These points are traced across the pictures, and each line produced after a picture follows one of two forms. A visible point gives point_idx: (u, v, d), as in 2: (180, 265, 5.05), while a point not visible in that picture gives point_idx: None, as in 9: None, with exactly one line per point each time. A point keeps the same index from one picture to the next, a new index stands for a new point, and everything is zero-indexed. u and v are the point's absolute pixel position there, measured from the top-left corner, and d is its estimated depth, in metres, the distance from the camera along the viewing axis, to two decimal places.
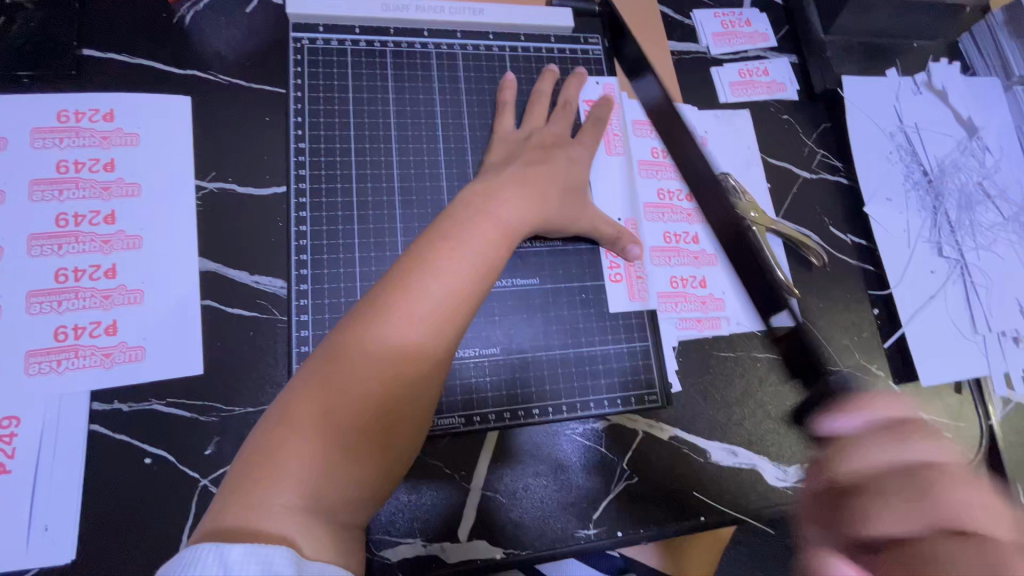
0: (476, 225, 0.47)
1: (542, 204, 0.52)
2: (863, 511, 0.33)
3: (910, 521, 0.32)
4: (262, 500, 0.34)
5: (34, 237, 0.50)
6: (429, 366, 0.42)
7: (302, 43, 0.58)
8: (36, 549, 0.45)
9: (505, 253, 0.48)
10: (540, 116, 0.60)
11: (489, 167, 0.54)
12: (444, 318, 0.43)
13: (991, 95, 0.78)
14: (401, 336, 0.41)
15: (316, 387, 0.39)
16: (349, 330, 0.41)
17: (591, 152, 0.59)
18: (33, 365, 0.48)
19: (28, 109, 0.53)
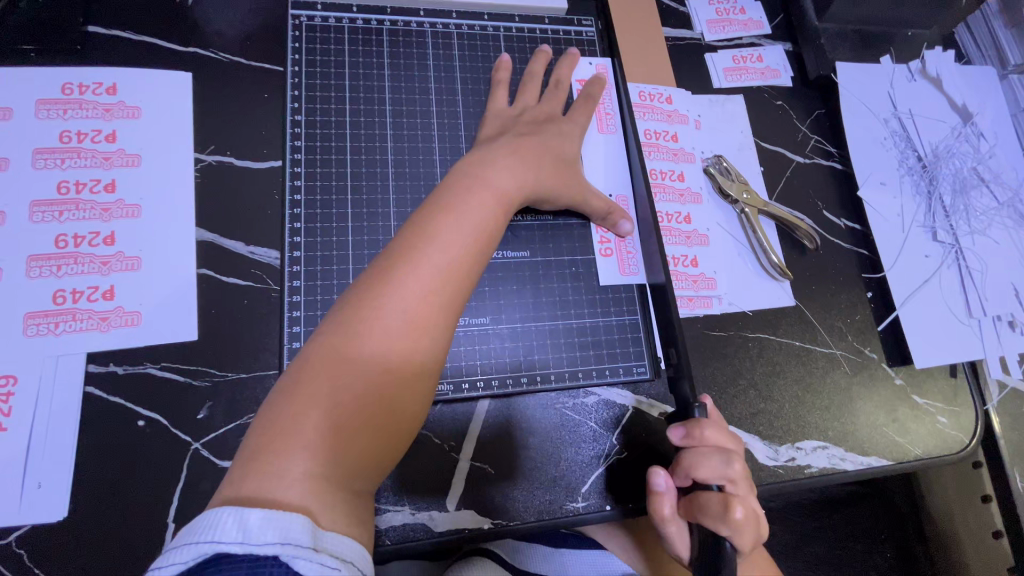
0: (473, 196, 0.48)
1: (536, 176, 0.53)
2: (689, 467, 0.49)
3: (713, 472, 0.48)
4: (274, 470, 0.35)
5: (36, 204, 0.52)
6: (432, 332, 0.42)
7: (300, 20, 0.60)
8: (29, 505, 0.46)
9: (502, 222, 0.49)
10: (534, 92, 0.61)
11: (481, 142, 0.55)
12: (445, 285, 0.43)
13: (986, 83, 0.79)
14: (401, 305, 0.41)
15: (321, 360, 0.39)
16: (350, 303, 0.41)
17: (582, 129, 0.60)
18: (31, 327, 0.49)
19: (34, 81, 0.55)
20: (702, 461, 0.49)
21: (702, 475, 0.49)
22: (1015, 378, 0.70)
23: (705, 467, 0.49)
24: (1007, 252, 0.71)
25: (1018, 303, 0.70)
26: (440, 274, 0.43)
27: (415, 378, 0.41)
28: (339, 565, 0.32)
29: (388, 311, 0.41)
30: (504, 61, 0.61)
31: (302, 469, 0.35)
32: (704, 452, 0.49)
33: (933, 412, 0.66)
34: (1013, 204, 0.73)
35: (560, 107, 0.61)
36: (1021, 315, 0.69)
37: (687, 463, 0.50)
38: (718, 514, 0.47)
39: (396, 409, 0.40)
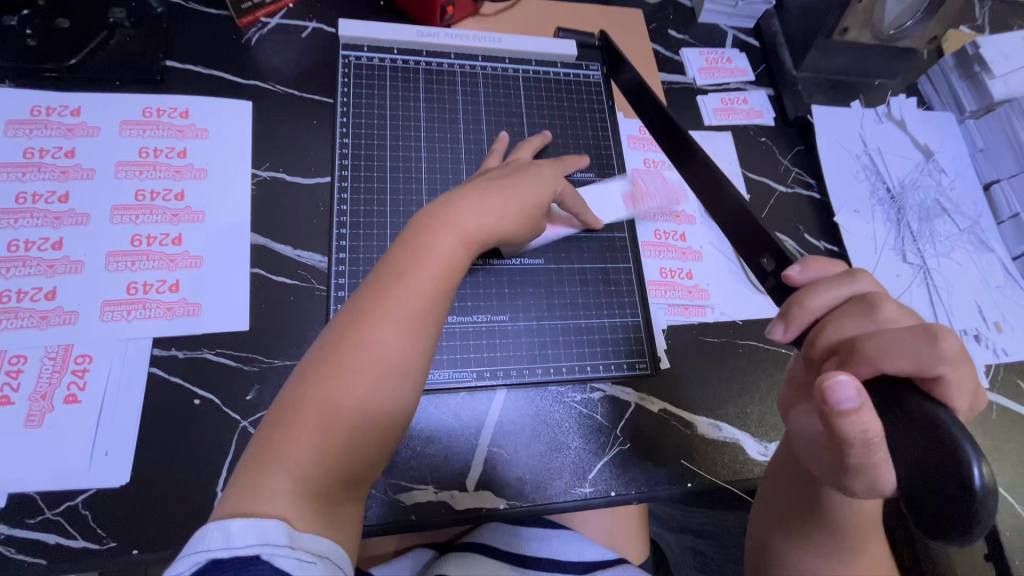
0: (442, 233, 0.50)
1: (506, 203, 0.56)
2: (835, 331, 0.43)
3: (858, 325, 0.41)
4: (264, 487, 0.38)
5: (117, 208, 0.59)
6: (404, 367, 0.45)
7: (349, 60, 0.69)
8: (96, 470, 0.51)
9: (467, 257, 0.52)
10: (529, 149, 0.67)
11: (456, 181, 0.59)
12: (416, 323, 0.46)
13: (946, 126, 0.89)
14: (374, 347, 0.44)
15: (304, 395, 0.42)
16: (330, 342, 0.44)
17: (559, 171, 0.63)
18: (107, 313, 0.55)
19: (120, 106, 0.64)
20: (842, 322, 0.42)
21: (853, 330, 0.42)
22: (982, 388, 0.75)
23: (855, 323, 0.42)
24: (969, 274, 0.79)
25: (982, 320, 0.77)
26: (412, 314, 0.46)
27: (391, 411, 0.44)
28: (314, 559, 0.36)
29: (365, 349, 0.44)
30: (500, 137, 0.68)
31: (285, 490, 0.38)
32: (839, 314, 0.43)
33: None
34: (973, 231, 0.82)
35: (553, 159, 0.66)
36: (985, 330, 0.76)
37: (829, 332, 0.43)
38: (923, 352, 0.37)
39: (377, 438, 0.43)
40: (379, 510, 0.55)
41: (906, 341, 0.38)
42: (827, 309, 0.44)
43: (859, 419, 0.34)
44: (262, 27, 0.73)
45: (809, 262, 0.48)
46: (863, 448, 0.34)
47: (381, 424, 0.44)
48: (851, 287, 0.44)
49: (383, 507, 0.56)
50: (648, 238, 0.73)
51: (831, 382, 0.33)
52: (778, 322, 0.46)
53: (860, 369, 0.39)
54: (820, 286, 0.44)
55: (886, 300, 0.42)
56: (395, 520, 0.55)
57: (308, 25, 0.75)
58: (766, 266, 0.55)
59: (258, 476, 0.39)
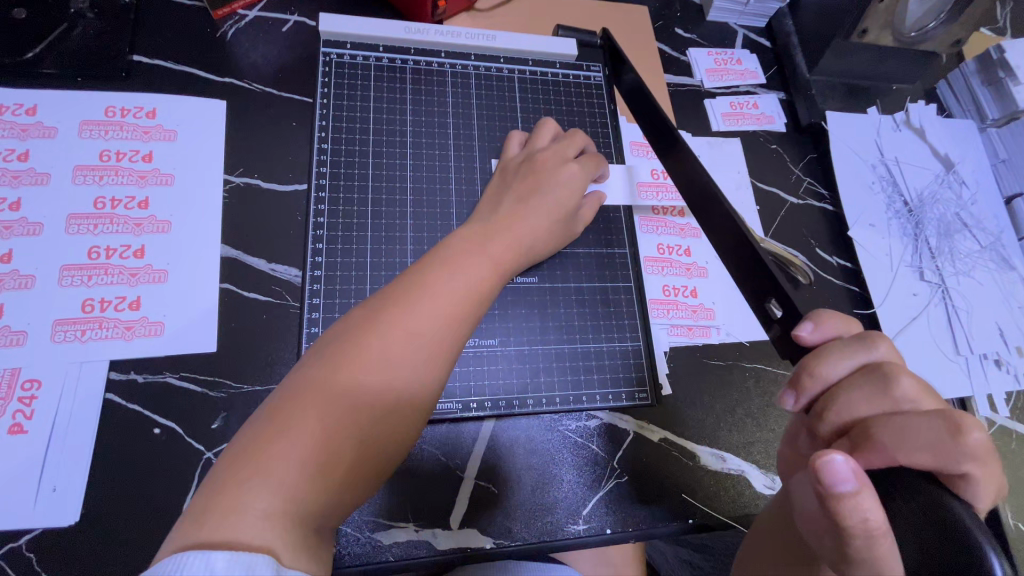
0: (470, 258, 0.47)
1: (533, 234, 0.53)
2: (845, 406, 0.40)
3: (872, 404, 0.39)
4: (238, 508, 0.32)
5: (73, 217, 0.54)
6: (412, 395, 0.40)
7: (330, 57, 0.64)
8: (42, 508, 0.46)
9: (496, 287, 0.48)
10: (548, 135, 0.62)
11: (482, 206, 0.55)
12: (434, 346, 0.41)
13: (966, 135, 0.84)
14: (404, 343, 0.40)
15: (299, 400, 0.36)
16: (336, 344, 0.39)
17: (587, 172, 0.59)
18: (59, 333, 0.51)
19: (81, 105, 0.59)
20: (853, 397, 0.40)
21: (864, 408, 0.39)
22: (1002, 416, 0.71)
23: (867, 400, 0.39)
24: (990, 294, 0.75)
25: (1004, 343, 0.72)
26: (431, 334, 0.41)
27: (388, 438, 0.38)
28: None
29: (374, 362, 0.39)
30: (512, 134, 0.63)
31: (262, 509, 0.32)
32: (851, 385, 0.40)
33: None
34: (995, 248, 0.77)
35: (576, 150, 0.61)
36: (1006, 354, 0.72)
37: (838, 406, 0.40)
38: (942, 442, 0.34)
39: (381, 452, 0.38)
40: (354, 550, 0.51)
41: (920, 430, 0.35)
42: (843, 377, 0.41)
43: (862, 507, 0.30)
44: (238, 20, 0.68)
45: (823, 318, 0.44)
46: (864, 537, 0.30)
47: (375, 452, 0.38)
48: (864, 357, 0.41)
49: (358, 546, 0.51)
50: (650, 253, 0.68)
51: (829, 461, 0.31)
52: (789, 391, 0.44)
53: (871, 458, 0.36)
54: (832, 353, 0.41)
55: (902, 371, 0.39)
56: (370, 562, 0.51)
57: (289, 18, 0.70)
58: (775, 310, 0.51)
59: (227, 489, 0.32)
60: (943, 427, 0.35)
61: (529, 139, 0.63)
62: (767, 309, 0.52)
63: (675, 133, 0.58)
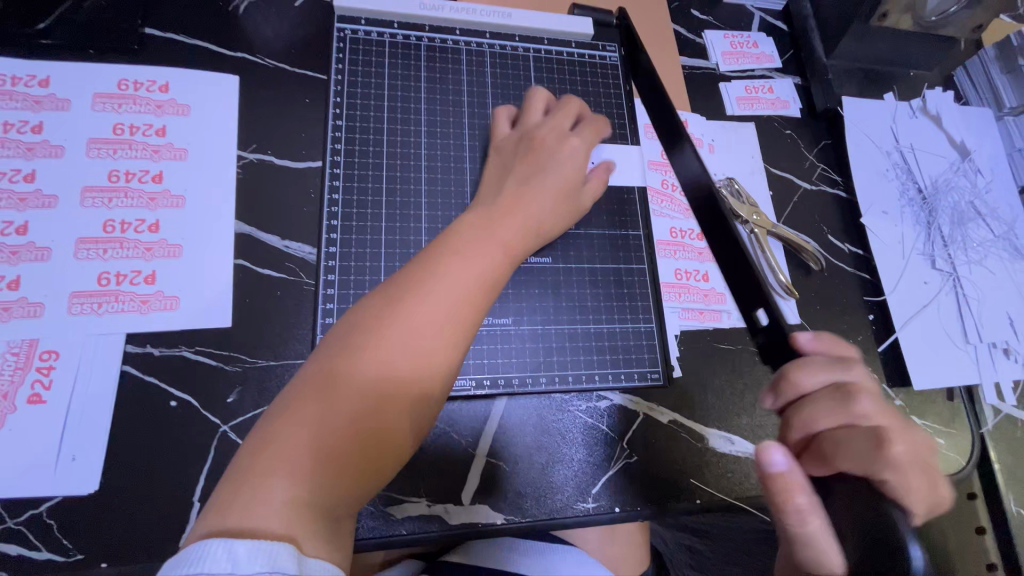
0: (477, 248, 0.46)
1: (542, 216, 0.53)
2: (808, 416, 0.39)
3: (831, 416, 0.38)
4: (257, 494, 0.32)
5: (87, 190, 0.54)
6: (419, 384, 0.39)
7: (344, 33, 0.63)
8: (62, 476, 0.47)
9: (505, 274, 0.47)
10: (539, 107, 0.61)
11: (485, 188, 0.55)
12: (444, 337, 0.41)
13: (983, 123, 0.83)
14: (408, 333, 0.39)
15: (309, 396, 0.37)
16: (344, 337, 0.39)
17: (588, 143, 0.59)
18: (76, 306, 0.51)
19: (94, 77, 0.58)
20: (816, 408, 0.39)
21: (823, 420, 0.39)
22: (1010, 404, 0.72)
23: (827, 413, 0.39)
24: (1001, 282, 0.75)
25: (1013, 332, 0.73)
26: (439, 325, 0.41)
27: (400, 431, 0.38)
28: None
29: (383, 355, 0.39)
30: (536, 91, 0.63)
31: (283, 497, 0.33)
32: (814, 398, 0.40)
33: (931, 433, 0.68)
34: (1008, 237, 0.77)
35: (571, 120, 0.60)
36: (1015, 342, 0.72)
37: (801, 415, 0.39)
38: (870, 454, 0.36)
39: (386, 444, 0.38)
40: (367, 525, 0.52)
41: (858, 444, 0.37)
42: (812, 390, 0.40)
43: (792, 490, 0.34)
44: None
45: (823, 334, 0.44)
46: (799, 516, 0.34)
47: (380, 441, 0.37)
48: (843, 371, 0.40)
49: (372, 521, 0.52)
50: (663, 236, 0.68)
51: (769, 449, 0.34)
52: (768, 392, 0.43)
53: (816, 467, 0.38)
54: (809, 363, 0.41)
55: (866, 392, 0.39)
56: (384, 536, 0.52)
57: None
58: (760, 318, 0.49)
59: (246, 481, 0.33)
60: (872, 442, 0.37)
61: (518, 115, 0.62)
62: (754, 316, 0.50)
63: (676, 119, 0.58)
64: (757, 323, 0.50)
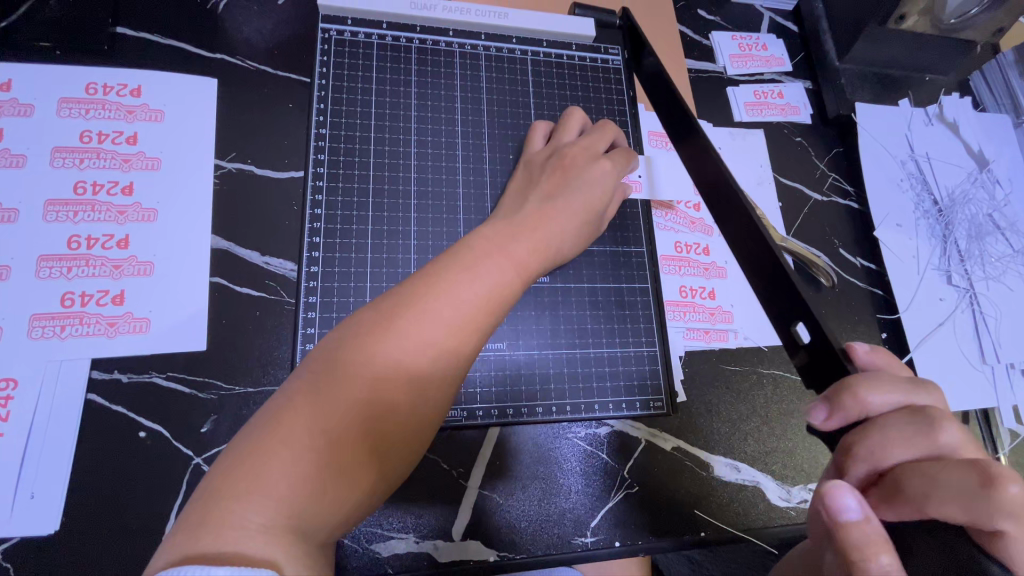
0: (490, 256, 0.42)
1: (562, 239, 0.49)
2: (878, 445, 0.35)
3: (907, 447, 0.35)
4: (232, 517, 0.29)
5: (51, 203, 0.51)
6: (417, 408, 0.36)
7: (329, 33, 0.59)
8: (19, 516, 0.44)
9: (516, 294, 0.43)
10: (574, 127, 0.58)
11: (504, 204, 0.51)
12: (445, 358, 0.37)
13: (1000, 131, 0.80)
14: (411, 350, 0.36)
15: (301, 408, 0.33)
16: (338, 346, 0.36)
17: (619, 169, 0.54)
18: (36, 329, 0.48)
19: (60, 80, 0.54)
20: (888, 437, 0.35)
21: (897, 453, 0.35)
22: None
23: (901, 441, 0.35)
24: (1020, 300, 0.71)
25: None
26: (444, 335, 0.37)
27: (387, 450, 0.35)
28: None
29: (382, 364, 0.35)
30: (576, 109, 0.59)
31: (259, 520, 0.29)
32: (886, 421, 0.35)
33: None
34: None
35: (605, 146, 0.56)
36: None
37: (869, 445, 0.35)
38: (976, 493, 0.31)
39: (377, 469, 0.34)
40: (351, 562, 0.48)
41: (956, 482, 0.32)
42: (880, 412, 0.36)
43: (873, 544, 0.30)
44: None
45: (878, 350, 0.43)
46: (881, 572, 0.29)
47: (370, 467, 0.34)
48: (912, 395, 0.36)
49: (356, 559, 0.49)
50: (667, 251, 0.65)
51: (840, 491, 0.31)
52: (821, 406, 0.38)
53: (899, 508, 0.33)
54: (880, 380, 0.36)
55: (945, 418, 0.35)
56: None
57: None
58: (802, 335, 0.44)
59: (221, 500, 0.30)
60: (977, 478, 0.31)
61: (553, 131, 0.59)
62: (792, 334, 0.46)
63: (689, 112, 0.54)
64: (798, 340, 0.45)
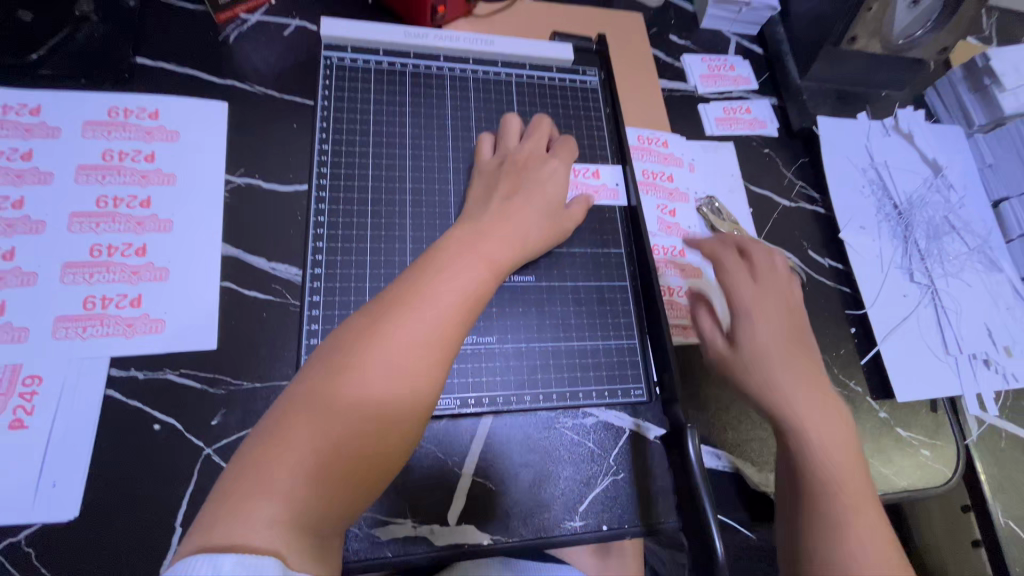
0: (461, 256, 0.47)
1: (527, 231, 0.54)
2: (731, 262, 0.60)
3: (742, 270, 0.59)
4: (242, 514, 0.32)
5: (75, 215, 0.55)
6: (407, 403, 0.39)
7: (331, 61, 0.65)
8: (41, 504, 0.47)
9: (490, 288, 0.47)
10: (515, 131, 0.63)
11: (471, 207, 0.56)
12: (426, 351, 0.41)
13: (953, 140, 0.86)
14: (395, 349, 0.40)
15: (299, 415, 0.37)
16: (328, 357, 0.40)
17: (565, 162, 0.62)
18: (60, 330, 0.51)
19: (85, 105, 0.60)
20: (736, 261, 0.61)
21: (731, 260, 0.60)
22: (992, 414, 0.73)
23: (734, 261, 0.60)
24: (978, 295, 0.76)
25: (992, 343, 0.74)
26: (424, 333, 0.41)
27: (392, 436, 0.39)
28: None
29: (373, 361, 0.39)
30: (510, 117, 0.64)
31: (269, 515, 0.33)
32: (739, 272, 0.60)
33: (917, 445, 0.69)
34: (982, 250, 0.79)
35: (546, 143, 0.63)
36: (994, 354, 0.74)
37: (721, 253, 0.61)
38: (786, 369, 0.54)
39: (375, 460, 0.38)
40: (352, 545, 0.51)
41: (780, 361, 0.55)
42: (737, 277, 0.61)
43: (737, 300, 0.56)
44: (241, 24, 0.69)
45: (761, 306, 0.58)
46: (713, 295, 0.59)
47: (369, 458, 0.37)
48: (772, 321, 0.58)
49: (357, 542, 0.51)
50: None
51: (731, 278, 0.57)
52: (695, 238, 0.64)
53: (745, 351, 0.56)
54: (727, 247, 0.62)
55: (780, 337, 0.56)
56: (369, 558, 0.51)
57: (291, 22, 0.71)
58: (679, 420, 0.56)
59: (235, 499, 0.33)
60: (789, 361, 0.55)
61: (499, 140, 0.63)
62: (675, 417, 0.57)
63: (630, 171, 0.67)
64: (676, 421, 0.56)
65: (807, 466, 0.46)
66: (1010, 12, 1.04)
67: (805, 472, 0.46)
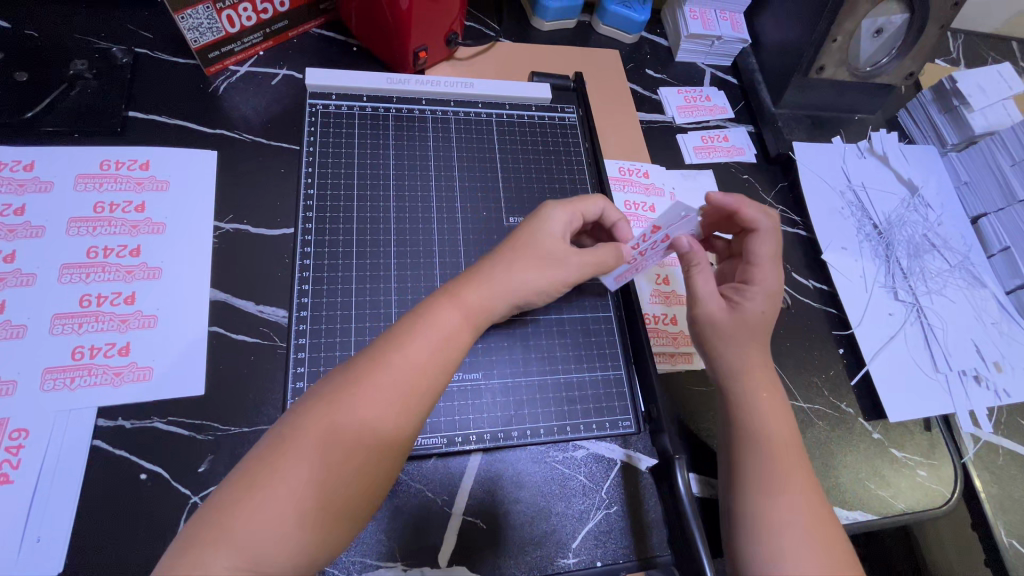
0: (446, 301, 0.48)
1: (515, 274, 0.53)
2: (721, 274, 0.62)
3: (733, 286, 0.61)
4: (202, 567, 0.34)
5: (66, 266, 0.56)
6: (386, 446, 0.41)
7: (316, 108, 0.68)
8: (24, 561, 0.46)
9: (472, 332, 0.49)
10: None
11: None
12: (409, 395, 0.42)
13: (928, 160, 0.88)
14: (379, 394, 0.41)
15: (277, 460, 0.37)
16: (313, 399, 0.40)
17: (570, 204, 0.58)
18: (48, 381, 0.52)
19: (78, 159, 0.61)
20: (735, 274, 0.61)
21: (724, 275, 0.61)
22: (986, 431, 0.73)
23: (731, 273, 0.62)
24: (963, 310, 0.77)
25: (980, 359, 0.74)
26: (408, 377, 0.42)
27: (373, 472, 0.40)
28: None
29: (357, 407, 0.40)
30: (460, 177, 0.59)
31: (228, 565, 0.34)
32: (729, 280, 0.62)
33: (913, 465, 0.68)
34: (963, 266, 0.80)
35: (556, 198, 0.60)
36: (984, 370, 0.74)
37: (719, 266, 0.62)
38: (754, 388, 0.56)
39: (349, 506, 0.38)
40: None
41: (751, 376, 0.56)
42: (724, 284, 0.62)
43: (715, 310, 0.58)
44: (230, 76, 0.72)
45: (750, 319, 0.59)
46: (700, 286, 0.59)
47: (344, 503, 0.38)
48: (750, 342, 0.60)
49: None
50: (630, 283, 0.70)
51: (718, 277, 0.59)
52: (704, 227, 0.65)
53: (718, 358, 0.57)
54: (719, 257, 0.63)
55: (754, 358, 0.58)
56: None
57: (278, 72, 0.74)
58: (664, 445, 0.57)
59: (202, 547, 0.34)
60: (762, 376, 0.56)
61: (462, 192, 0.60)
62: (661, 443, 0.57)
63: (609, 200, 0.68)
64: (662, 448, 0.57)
65: (759, 503, 0.48)
66: (974, 34, 1.08)
67: (755, 509, 0.48)
